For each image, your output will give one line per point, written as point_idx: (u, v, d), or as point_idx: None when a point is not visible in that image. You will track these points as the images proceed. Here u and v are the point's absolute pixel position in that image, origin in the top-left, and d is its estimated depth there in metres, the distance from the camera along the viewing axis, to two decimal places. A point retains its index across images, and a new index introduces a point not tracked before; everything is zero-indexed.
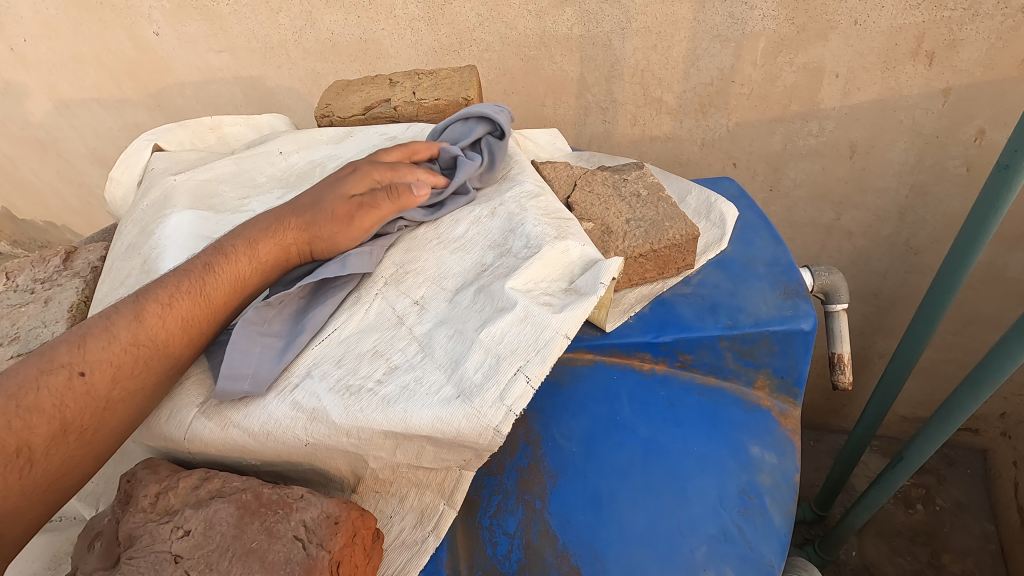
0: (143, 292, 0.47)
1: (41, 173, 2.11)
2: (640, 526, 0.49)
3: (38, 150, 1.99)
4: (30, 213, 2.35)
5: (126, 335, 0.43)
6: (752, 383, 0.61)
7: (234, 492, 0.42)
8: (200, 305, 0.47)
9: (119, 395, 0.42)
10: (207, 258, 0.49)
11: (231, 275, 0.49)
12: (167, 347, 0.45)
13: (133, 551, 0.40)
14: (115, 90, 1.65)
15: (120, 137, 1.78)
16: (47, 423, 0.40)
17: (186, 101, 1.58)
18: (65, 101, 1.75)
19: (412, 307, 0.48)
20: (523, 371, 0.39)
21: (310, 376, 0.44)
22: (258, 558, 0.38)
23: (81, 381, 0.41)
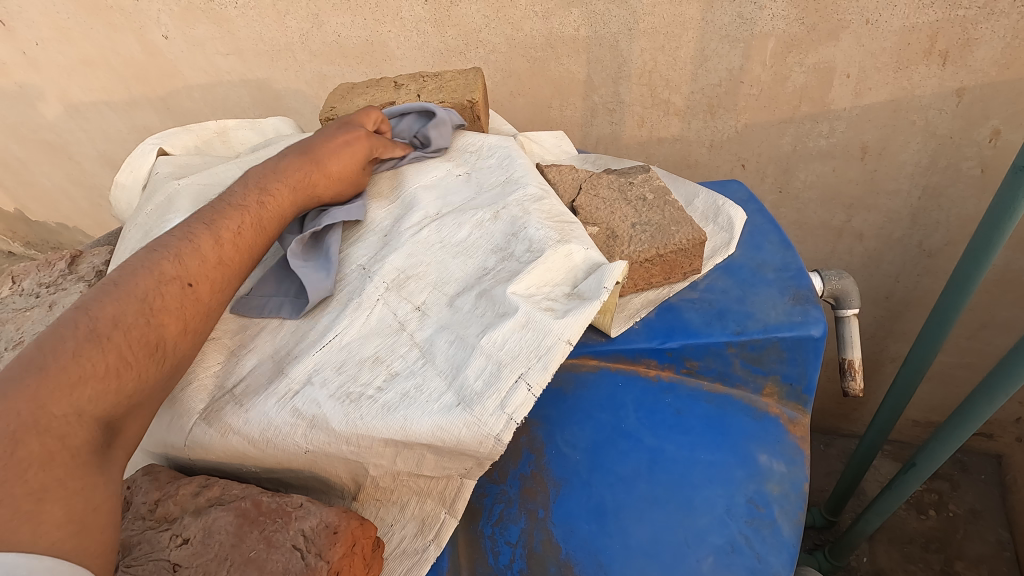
0: (208, 218, 0.50)
1: (52, 175, 2.13)
2: (646, 537, 0.48)
3: (50, 152, 2.02)
4: (42, 215, 2.38)
5: (212, 254, 0.47)
6: (760, 390, 0.59)
7: (233, 500, 0.41)
8: (258, 231, 0.52)
9: (216, 304, 0.47)
10: (251, 192, 0.54)
11: (273, 211, 0.54)
12: (242, 263, 0.50)
13: (132, 559, 0.40)
14: (124, 93, 1.66)
15: (129, 139, 1.80)
16: (175, 324, 0.43)
17: (194, 103, 1.59)
18: (76, 104, 1.76)
19: (414, 313, 0.47)
20: (524, 378, 0.39)
21: (310, 382, 0.44)
22: (256, 568, 0.37)
23: (190, 290, 0.45)
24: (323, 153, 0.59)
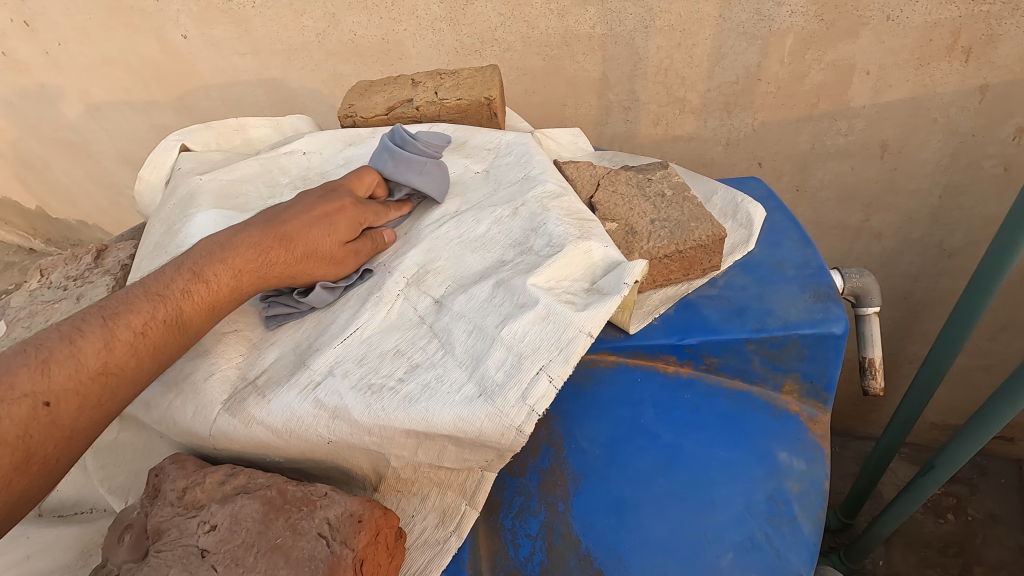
0: (111, 311, 0.44)
1: (73, 174, 2.17)
2: (664, 533, 0.48)
3: (71, 151, 2.05)
4: (62, 212, 2.43)
5: (94, 361, 0.41)
6: (779, 387, 0.59)
7: (259, 488, 0.42)
8: (175, 333, 0.45)
9: (84, 424, 0.40)
10: (182, 276, 0.47)
11: (206, 299, 0.46)
12: (137, 374, 0.43)
13: (161, 545, 0.40)
14: (143, 93, 1.68)
15: (148, 138, 1.83)
16: (11, 456, 0.37)
17: (211, 103, 1.61)
18: (97, 103, 1.80)
19: (433, 306, 0.47)
20: (546, 371, 0.39)
21: (331, 373, 0.44)
22: (282, 555, 0.38)
23: (46, 411, 0.39)
24: (293, 226, 0.50)
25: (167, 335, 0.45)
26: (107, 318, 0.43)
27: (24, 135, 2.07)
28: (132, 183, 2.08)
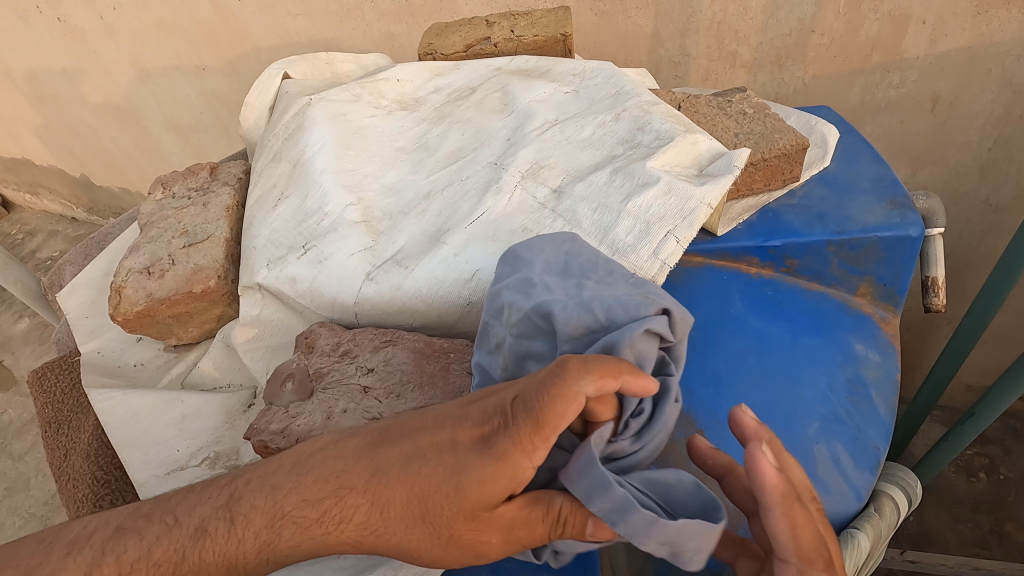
0: (128, 526, 0.41)
1: (119, 141, 2.25)
2: (757, 401, 0.53)
3: (119, 119, 2.14)
4: (106, 179, 2.52)
5: None
6: (854, 290, 0.63)
7: (405, 341, 0.47)
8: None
9: None
10: (219, 504, 0.40)
11: (224, 554, 0.39)
12: None
13: (326, 383, 0.46)
14: (195, 58, 1.75)
15: (196, 102, 1.90)
16: None
17: (261, 66, 1.66)
18: (149, 69, 1.86)
19: (552, 195, 0.52)
20: (673, 233, 0.43)
21: (468, 246, 0.50)
22: (439, 389, 0.44)
23: None
24: (388, 462, 0.38)
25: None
26: (118, 535, 0.40)
27: (75, 103, 2.16)
28: (178, 149, 2.16)
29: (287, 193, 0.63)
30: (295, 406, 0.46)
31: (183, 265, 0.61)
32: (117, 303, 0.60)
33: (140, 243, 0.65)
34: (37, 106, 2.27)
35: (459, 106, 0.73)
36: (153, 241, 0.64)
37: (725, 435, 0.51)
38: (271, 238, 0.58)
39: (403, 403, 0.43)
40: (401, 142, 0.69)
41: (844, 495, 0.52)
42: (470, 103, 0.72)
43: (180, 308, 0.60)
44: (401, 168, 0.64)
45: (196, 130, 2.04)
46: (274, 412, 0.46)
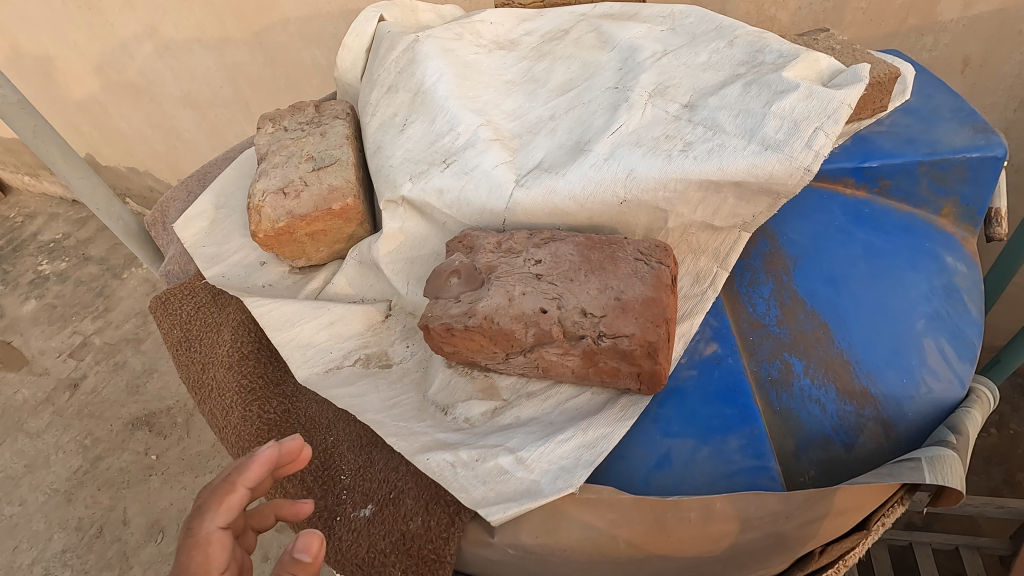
0: None
1: (132, 118, 2.24)
2: (871, 298, 0.57)
3: (133, 94, 2.13)
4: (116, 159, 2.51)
5: None
6: (938, 211, 0.67)
7: (566, 237, 0.51)
8: None
9: None
10: None
11: None
12: None
13: (498, 273, 0.50)
14: (219, 29, 1.75)
15: (216, 75, 1.89)
16: None
17: (288, 37, 1.67)
18: (168, 41, 1.85)
19: (684, 109, 0.56)
20: (822, 128, 0.48)
21: (616, 151, 0.54)
22: (611, 271, 0.47)
23: None
24: None
25: None
26: None
27: (87, 78, 2.14)
28: (193, 126, 2.15)
29: (412, 120, 0.66)
30: (470, 294, 0.49)
31: (317, 186, 0.64)
32: (257, 220, 0.63)
33: (266, 169, 0.68)
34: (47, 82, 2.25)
35: (557, 44, 0.76)
36: (279, 166, 0.67)
37: (845, 328, 0.55)
38: (406, 156, 0.62)
39: (579, 284, 0.47)
40: (509, 76, 0.72)
41: (950, 383, 0.56)
42: (568, 42, 0.76)
43: (317, 226, 0.63)
44: (516, 98, 0.68)
45: (214, 106, 2.04)
46: (448, 301, 0.50)
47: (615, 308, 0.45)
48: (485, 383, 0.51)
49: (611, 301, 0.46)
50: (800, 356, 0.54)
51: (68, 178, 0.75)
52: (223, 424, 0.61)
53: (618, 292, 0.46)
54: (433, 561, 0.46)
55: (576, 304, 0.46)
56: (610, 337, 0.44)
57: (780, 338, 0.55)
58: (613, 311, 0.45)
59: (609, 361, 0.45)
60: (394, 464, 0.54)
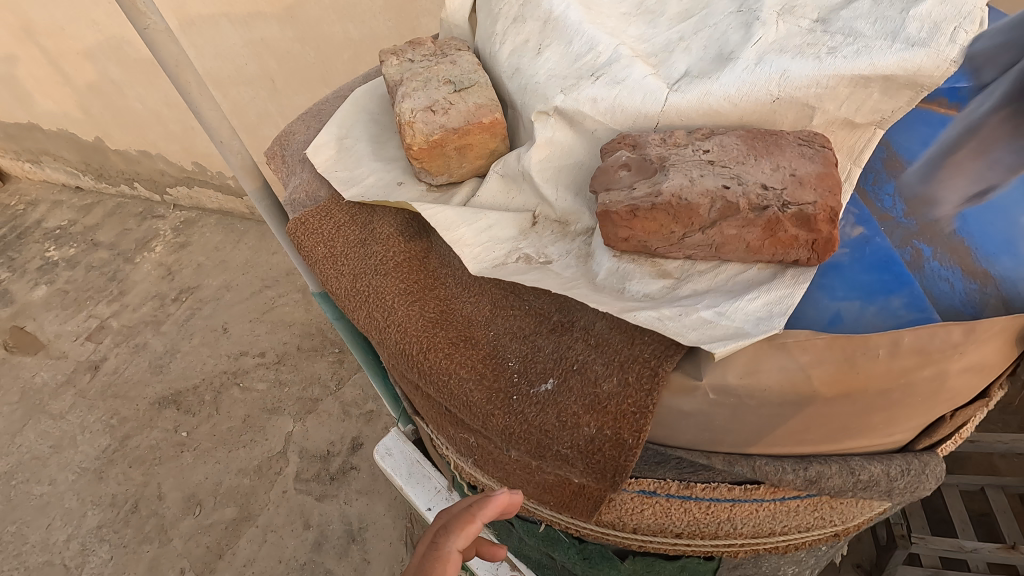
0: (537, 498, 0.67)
1: (156, 89, 2.71)
2: None
3: (152, 72, 2.63)
4: (163, 138, 3.01)
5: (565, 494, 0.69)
6: None
7: (727, 131, 0.57)
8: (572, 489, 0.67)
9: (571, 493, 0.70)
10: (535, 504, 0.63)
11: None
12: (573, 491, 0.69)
13: (673, 161, 0.55)
14: (251, 6, 2.11)
15: (245, 52, 2.25)
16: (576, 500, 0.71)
17: (321, 11, 2.02)
18: (192, 17, 2.23)
19: (818, 23, 0.60)
20: (963, 27, 0.53)
21: (764, 57, 0.59)
22: (780, 154, 0.53)
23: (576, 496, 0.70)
24: None
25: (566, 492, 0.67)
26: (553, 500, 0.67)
27: (135, 60, 2.63)
28: None
29: (545, 44, 0.69)
30: (648, 180, 0.55)
31: (463, 104, 0.68)
32: (411, 134, 0.67)
33: (405, 92, 0.72)
34: (100, 63, 2.73)
35: None
36: (419, 89, 0.71)
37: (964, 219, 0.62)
38: (550, 74, 0.66)
39: (753, 165, 0.53)
40: None
41: None
42: None
43: (467, 139, 0.67)
44: (639, 25, 0.71)
45: (233, 81, 2.40)
46: (625, 188, 0.55)
47: (793, 182, 0.51)
48: (654, 265, 0.57)
49: (788, 177, 0.51)
50: (928, 242, 0.60)
51: (199, 109, 0.78)
52: (384, 326, 0.66)
53: (792, 169, 0.52)
54: (633, 412, 0.51)
55: (757, 180, 0.52)
56: (795, 204, 0.50)
57: (908, 228, 0.61)
58: (791, 184, 0.51)
59: (790, 229, 0.50)
60: (566, 344, 0.59)
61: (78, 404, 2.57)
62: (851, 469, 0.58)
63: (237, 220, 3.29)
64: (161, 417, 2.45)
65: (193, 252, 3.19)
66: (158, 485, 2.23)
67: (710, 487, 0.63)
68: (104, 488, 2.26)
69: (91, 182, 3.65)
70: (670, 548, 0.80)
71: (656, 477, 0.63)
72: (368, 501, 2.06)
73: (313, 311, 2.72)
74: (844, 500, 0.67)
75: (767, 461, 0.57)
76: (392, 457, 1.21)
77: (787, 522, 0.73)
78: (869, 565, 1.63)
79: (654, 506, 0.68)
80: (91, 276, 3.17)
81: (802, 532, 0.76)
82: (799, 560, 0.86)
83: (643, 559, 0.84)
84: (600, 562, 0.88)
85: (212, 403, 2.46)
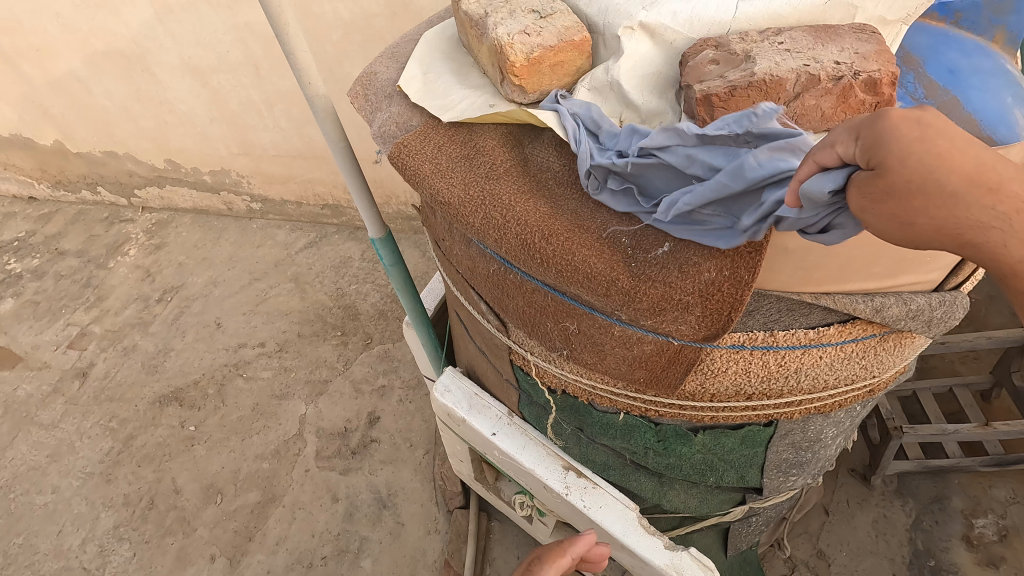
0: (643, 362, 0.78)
1: (125, 82, 2.67)
2: (977, 84, 0.79)
3: (126, 65, 2.59)
4: (132, 133, 2.95)
5: (664, 358, 0.80)
6: (992, 37, 0.90)
7: (792, 29, 0.69)
8: (673, 350, 0.78)
9: (664, 363, 0.81)
10: None
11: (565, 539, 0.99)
12: (668, 361, 0.80)
13: (755, 53, 0.67)
14: None
15: (226, 38, 2.30)
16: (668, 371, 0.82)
17: None
18: (171, 6, 2.29)
19: None
20: None
21: None
22: (841, 39, 0.66)
23: (669, 366, 0.81)
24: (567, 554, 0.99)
25: (663, 351, 0.78)
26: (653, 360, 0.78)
27: (105, 52, 2.59)
28: (188, 93, 2.60)
29: None
30: (737, 68, 0.66)
31: (553, 27, 0.78)
32: (513, 54, 0.76)
33: (495, 20, 0.81)
34: (71, 61, 2.70)
35: None
36: (507, 18, 0.81)
37: (967, 100, 0.77)
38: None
39: (823, 49, 0.65)
40: None
41: None
42: None
43: (560, 56, 0.77)
44: None
45: (214, 70, 2.46)
46: (716, 78, 0.67)
47: (858, 58, 0.63)
48: None
49: (853, 55, 0.64)
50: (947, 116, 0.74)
51: (292, 49, 0.85)
52: (505, 222, 0.75)
53: (855, 50, 0.64)
54: (750, 251, 0.62)
55: (829, 59, 0.64)
56: (864, 73, 0.62)
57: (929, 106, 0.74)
58: (857, 59, 0.63)
59: (860, 94, 0.62)
60: None
61: (71, 411, 2.48)
62: (904, 301, 0.71)
63: (214, 218, 3.23)
64: (165, 415, 2.40)
65: (171, 252, 3.11)
66: (173, 480, 2.20)
67: (790, 333, 0.74)
68: (115, 489, 2.21)
69: (47, 191, 3.50)
70: (739, 415, 0.91)
71: (745, 329, 0.74)
72: (394, 469, 2.11)
73: (309, 298, 2.73)
74: (890, 341, 0.80)
75: (842, 295, 0.69)
76: (451, 393, 1.27)
77: (838, 374, 0.85)
78: (864, 466, 1.82)
79: (739, 363, 0.79)
80: (62, 284, 3.05)
81: (848, 385, 0.88)
82: (838, 421, 1.00)
83: (712, 430, 0.95)
84: (673, 443, 0.99)
85: (217, 396, 2.44)
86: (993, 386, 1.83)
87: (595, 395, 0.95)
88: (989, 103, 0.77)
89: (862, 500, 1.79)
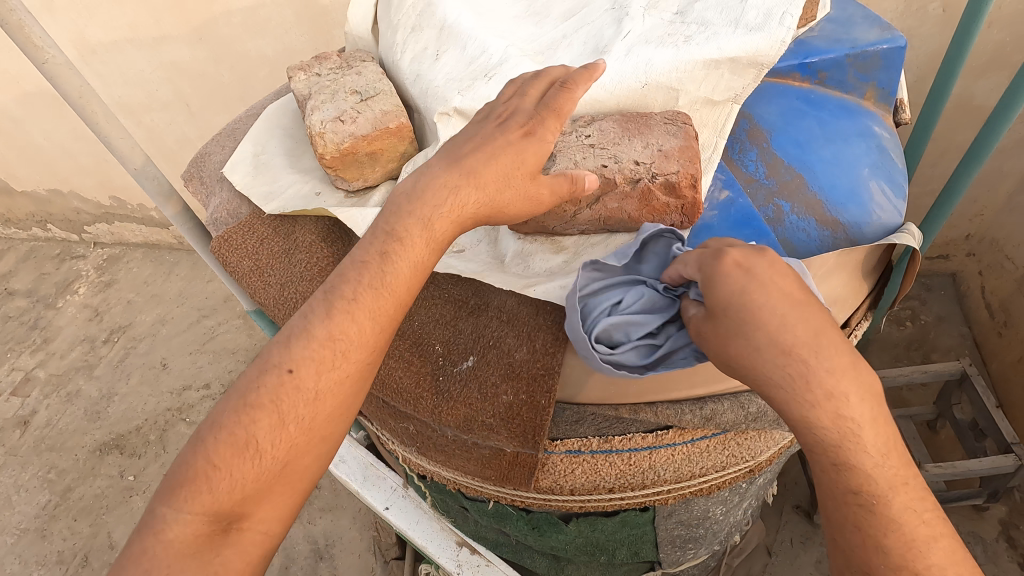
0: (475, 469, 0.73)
1: (60, 120, 2.60)
2: (829, 155, 0.74)
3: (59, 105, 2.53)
4: (73, 170, 2.88)
5: (503, 460, 0.75)
6: (863, 95, 0.85)
7: (603, 119, 0.66)
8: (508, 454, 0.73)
9: (504, 465, 0.76)
10: None
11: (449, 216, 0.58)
12: (506, 463, 0.75)
13: (560, 150, 0.64)
14: (156, 28, 2.04)
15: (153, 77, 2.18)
16: (509, 474, 0.77)
17: (232, 28, 2.01)
18: None
19: (676, 16, 0.70)
20: (790, 13, 0.63)
21: (633, 49, 0.67)
22: (647, 130, 0.64)
23: (511, 469, 0.75)
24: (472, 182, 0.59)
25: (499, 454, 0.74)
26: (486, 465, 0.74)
27: (37, 92, 2.52)
28: None
29: (441, 52, 0.75)
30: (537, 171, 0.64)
31: (370, 112, 0.73)
32: (322, 145, 0.71)
33: (316, 104, 0.76)
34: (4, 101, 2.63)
35: None
36: (325, 101, 0.76)
37: (815, 178, 0.71)
38: (448, 79, 0.72)
39: (625, 145, 0.63)
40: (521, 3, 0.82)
41: (892, 212, 0.73)
42: None
43: (377, 145, 0.72)
44: (530, 26, 0.78)
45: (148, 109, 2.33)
46: None
47: (660, 156, 0.62)
48: (553, 243, 0.66)
49: (655, 152, 0.62)
50: (786, 199, 0.69)
51: (108, 137, 0.80)
52: None
53: (659, 145, 0.62)
54: (543, 374, 0.59)
55: (629, 158, 0.63)
56: (661, 176, 0.61)
57: (770, 187, 0.69)
58: (658, 157, 0.62)
59: (661, 197, 0.61)
60: (483, 323, 0.64)
61: (10, 463, 2.42)
62: (741, 404, 0.65)
63: (165, 252, 3.17)
64: (104, 464, 2.34)
65: (120, 289, 3.05)
66: (109, 534, 2.14)
67: (627, 438, 0.69)
68: (49, 546, 2.15)
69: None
70: (607, 504, 0.86)
71: (577, 435, 0.69)
72: (333, 517, 2.04)
73: (257, 335, 2.66)
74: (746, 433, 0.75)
75: (667, 405, 0.64)
76: (346, 465, 1.22)
77: (701, 464, 0.79)
78: (808, 503, 1.77)
79: (582, 464, 0.74)
80: (9, 326, 2.99)
81: (719, 471, 0.83)
82: (724, 499, 0.95)
83: (585, 517, 0.90)
84: (547, 530, 0.94)
85: (158, 442, 2.37)
86: (936, 416, 1.77)
87: (461, 485, 0.90)
88: (839, 179, 0.72)
89: (806, 539, 1.74)
